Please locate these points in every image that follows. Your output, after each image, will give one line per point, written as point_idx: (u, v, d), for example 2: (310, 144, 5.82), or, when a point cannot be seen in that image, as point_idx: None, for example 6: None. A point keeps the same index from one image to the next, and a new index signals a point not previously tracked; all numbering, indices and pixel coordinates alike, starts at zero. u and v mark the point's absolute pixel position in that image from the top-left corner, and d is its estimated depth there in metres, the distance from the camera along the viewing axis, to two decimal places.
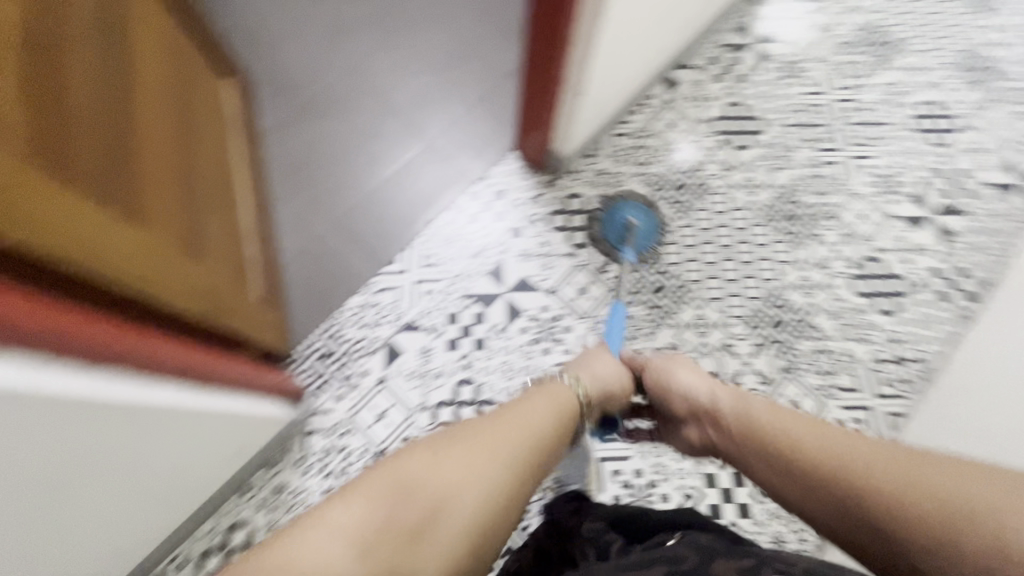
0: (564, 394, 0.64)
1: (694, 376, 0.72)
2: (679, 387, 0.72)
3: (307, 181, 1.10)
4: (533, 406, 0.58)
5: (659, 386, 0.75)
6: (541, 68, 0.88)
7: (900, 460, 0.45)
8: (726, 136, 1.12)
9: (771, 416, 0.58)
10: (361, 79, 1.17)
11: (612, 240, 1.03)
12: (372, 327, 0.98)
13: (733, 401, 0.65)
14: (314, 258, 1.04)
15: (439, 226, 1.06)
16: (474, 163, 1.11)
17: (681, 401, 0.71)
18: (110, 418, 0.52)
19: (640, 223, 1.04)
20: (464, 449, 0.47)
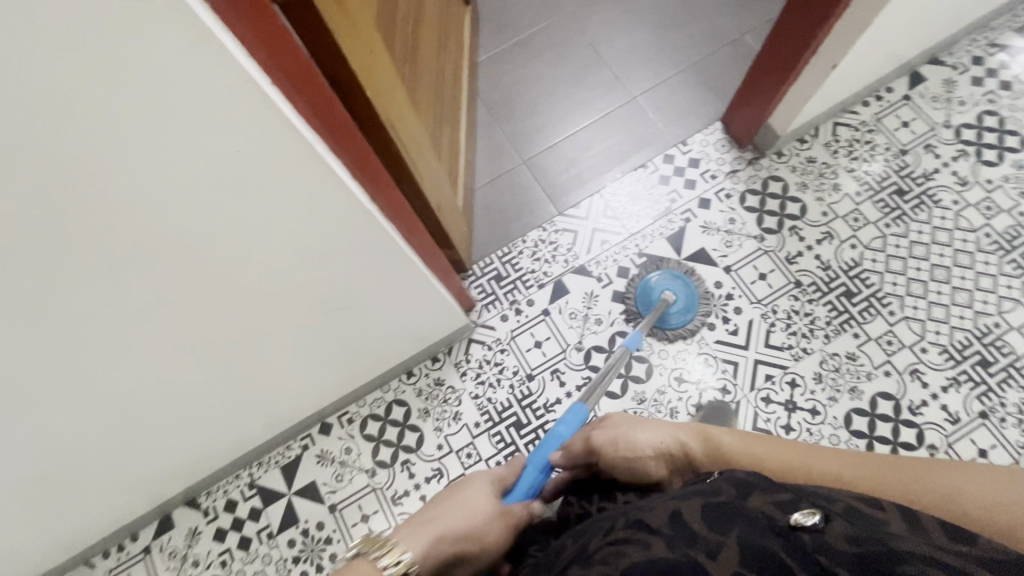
0: (376, 565, 0.49)
1: (651, 431, 0.62)
2: (637, 446, 0.61)
3: (510, 116, 1.15)
4: (471, 500, 0.63)
5: (614, 456, 0.62)
6: (791, 34, 0.86)
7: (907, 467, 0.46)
8: (972, 147, 0.99)
9: (743, 446, 0.56)
10: (579, 26, 1.19)
11: (643, 311, 0.96)
12: (545, 261, 1.03)
13: (702, 439, 0.59)
14: (504, 188, 1.10)
15: (626, 181, 1.06)
16: (674, 127, 1.10)
17: (653, 461, 0.61)
18: (351, 239, 0.59)
19: (676, 299, 0.95)
20: (474, 494, 0.64)
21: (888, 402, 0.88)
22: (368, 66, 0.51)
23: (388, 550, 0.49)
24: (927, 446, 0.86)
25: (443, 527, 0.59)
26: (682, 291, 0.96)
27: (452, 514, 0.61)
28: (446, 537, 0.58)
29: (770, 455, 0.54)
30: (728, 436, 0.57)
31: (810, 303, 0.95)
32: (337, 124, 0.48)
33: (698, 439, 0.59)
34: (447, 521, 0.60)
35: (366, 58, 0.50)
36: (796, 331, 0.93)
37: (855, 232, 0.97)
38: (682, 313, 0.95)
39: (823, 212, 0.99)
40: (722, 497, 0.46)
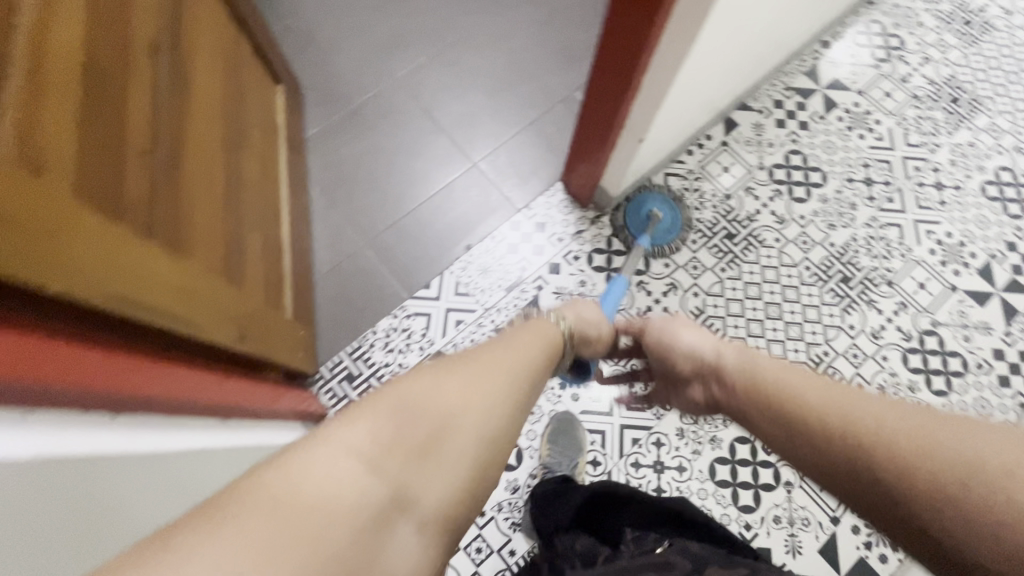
0: (553, 332, 0.58)
1: (698, 336, 0.60)
2: (680, 346, 0.61)
3: (347, 194, 1.08)
4: (505, 345, 0.50)
5: (652, 341, 0.65)
6: (604, 101, 0.87)
7: (944, 422, 0.39)
8: (784, 186, 1.07)
9: (781, 373, 0.50)
10: (411, 93, 1.15)
11: (632, 228, 1.02)
12: (399, 352, 0.96)
13: (740, 358, 0.55)
14: (347, 275, 1.02)
15: (476, 253, 1.03)
16: (517, 191, 1.08)
17: (685, 361, 0.60)
18: (163, 467, 0.51)
19: (664, 216, 1.02)
20: (473, 374, 0.42)
21: (743, 446, 0.91)
22: (94, 273, 0.43)
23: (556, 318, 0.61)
24: (783, 483, 0.90)
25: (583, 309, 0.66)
26: (669, 212, 1.03)
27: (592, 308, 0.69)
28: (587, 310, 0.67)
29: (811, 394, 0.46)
30: (769, 361, 0.52)
31: None
32: (30, 373, 0.38)
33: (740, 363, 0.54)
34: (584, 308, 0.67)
35: (87, 264, 0.43)
36: None
37: (696, 280, 1.01)
38: (666, 232, 1.02)
39: (665, 263, 1.02)
40: None
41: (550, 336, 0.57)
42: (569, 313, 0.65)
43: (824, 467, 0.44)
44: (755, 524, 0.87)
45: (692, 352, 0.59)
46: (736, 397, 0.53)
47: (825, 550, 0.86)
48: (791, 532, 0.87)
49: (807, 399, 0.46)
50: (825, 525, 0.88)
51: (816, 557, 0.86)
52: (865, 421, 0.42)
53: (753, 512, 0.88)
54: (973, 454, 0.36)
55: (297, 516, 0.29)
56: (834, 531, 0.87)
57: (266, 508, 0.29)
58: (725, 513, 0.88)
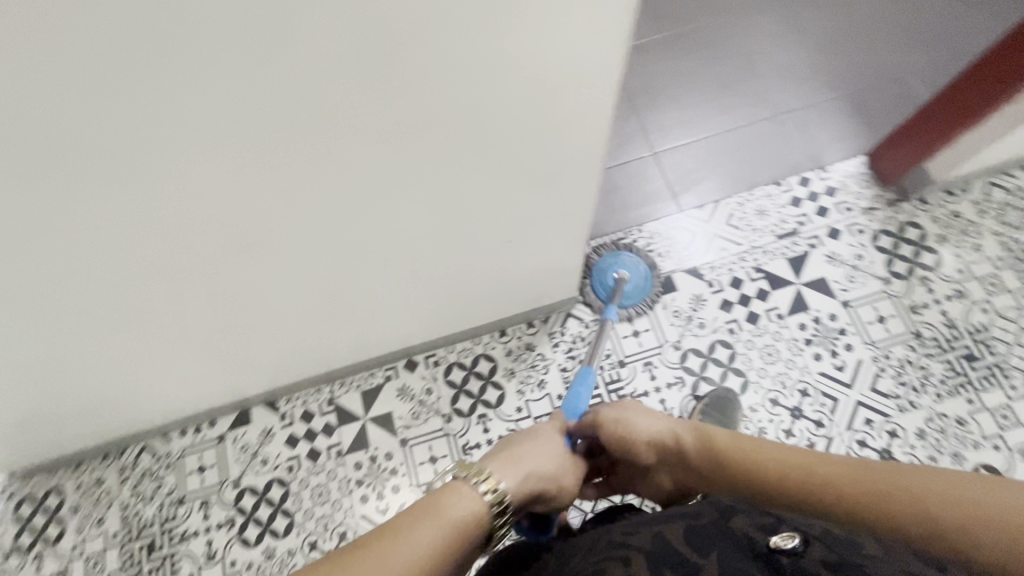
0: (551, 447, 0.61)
1: (653, 422, 0.63)
2: (640, 434, 0.63)
3: (648, 105, 1.14)
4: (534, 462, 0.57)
5: (611, 434, 0.64)
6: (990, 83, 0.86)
7: (913, 486, 0.42)
8: None
9: (733, 440, 0.56)
10: (738, 32, 1.17)
11: (601, 291, 0.99)
12: (657, 255, 1.02)
13: (693, 432, 0.60)
14: (628, 175, 1.10)
15: (755, 195, 1.05)
16: (816, 151, 1.07)
17: (644, 449, 0.63)
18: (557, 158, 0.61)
19: (631, 278, 0.98)
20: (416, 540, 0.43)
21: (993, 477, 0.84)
22: None
23: (486, 476, 0.51)
24: None
25: (530, 468, 0.56)
26: (636, 270, 0.98)
27: (535, 450, 0.59)
28: (531, 478, 0.56)
29: (765, 450, 0.53)
30: (721, 433, 0.57)
31: (926, 357, 0.91)
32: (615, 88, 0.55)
33: (690, 433, 0.60)
34: (533, 461, 0.57)
35: None
36: (906, 381, 0.90)
37: (988, 296, 0.93)
38: (637, 291, 0.98)
39: (960, 269, 0.95)
40: (706, 519, 0.48)
41: (479, 498, 0.49)
42: (507, 469, 0.54)
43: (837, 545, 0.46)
44: None
45: (651, 436, 0.62)
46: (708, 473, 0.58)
47: None
48: None
49: (762, 460, 0.52)
50: None
51: None
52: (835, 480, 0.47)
53: None
54: (925, 490, 0.41)
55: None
56: None
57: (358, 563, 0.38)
58: None
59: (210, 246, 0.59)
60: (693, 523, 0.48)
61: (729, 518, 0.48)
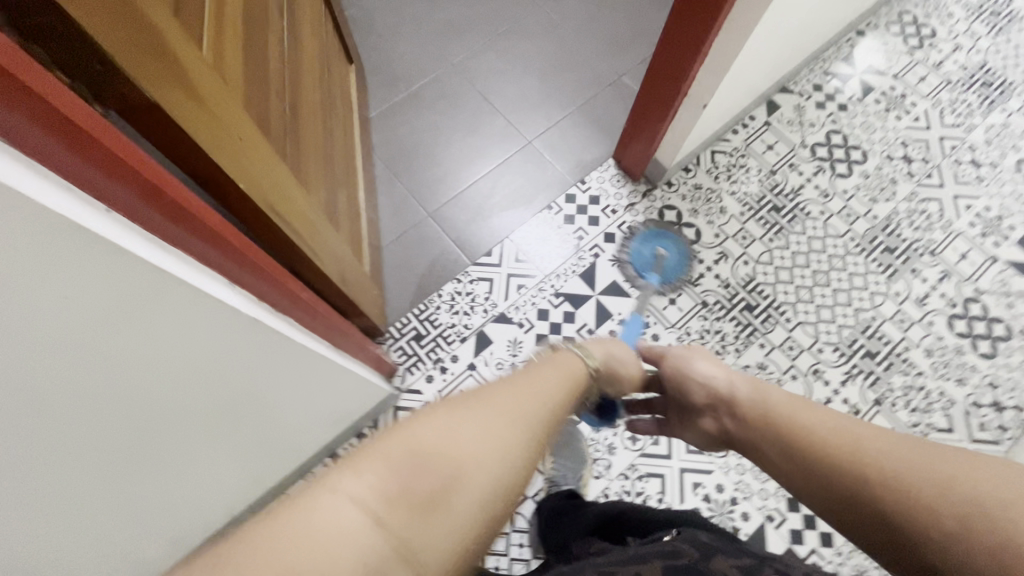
0: (571, 362, 0.59)
1: (713, 369, 0.65)
2: (696, 376, 0.66)
3: (408, 169, 1.13)
4: (547, 375, 0.51)
5: (671, 372, 0.69)
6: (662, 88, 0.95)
7: (909, 446, 0.44)
8: (826, 163, 1.13)
9: (783, 402, 0.55)
10: (468, 77, 1.21)
11: (636, 266, 1.04)
12: (464, 313, 1.01)
13: (750, 390, 0.60)
14: (411, 244, 1.07)
15: (534, 225, 1.08)
16: (572, 167, 1.13)
17: (699, 391, 0.65)
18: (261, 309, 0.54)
19: (668, 256, 1.05)
20: (483, 421, 0.36)
21: None
22: (233, 151, 0.47)
23: (583, 349, 0.65)
24: None
25: (615, 351, 0.70)
26: (674, 250, 1.05)
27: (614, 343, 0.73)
28: (615, 359, 0.69)
29: (797, 413, 0.53)
30: (777, 395, 0.57)
31: (717, 321, 1.00)
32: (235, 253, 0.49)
33: (748, 387, 0.60)
34: (618, 351, 0.71)
35: (230, 142, 0.46)
36: (710, 349, 0.98)
37: (745, 249, 1.05)
38: (677, 266, 1.04)
39: (716, 233, 1.06)
40: (686, 559, 0.51)
41: (576, 357, 0.61)
42: (596, 348, 0.68)
43: (828, 494, 0.47)
44: None
45: (709, 382, 0.64)
46: (744, 419, 0.58)
47: None
48: None
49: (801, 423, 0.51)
50: None
51: None
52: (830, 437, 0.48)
53: None
54: (936, 468, 0.41)
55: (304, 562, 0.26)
56: None
57: (391, 468, 0.30)
58: None
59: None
60: (672, 561, 0.51)
61: (709, 559, 0.52)
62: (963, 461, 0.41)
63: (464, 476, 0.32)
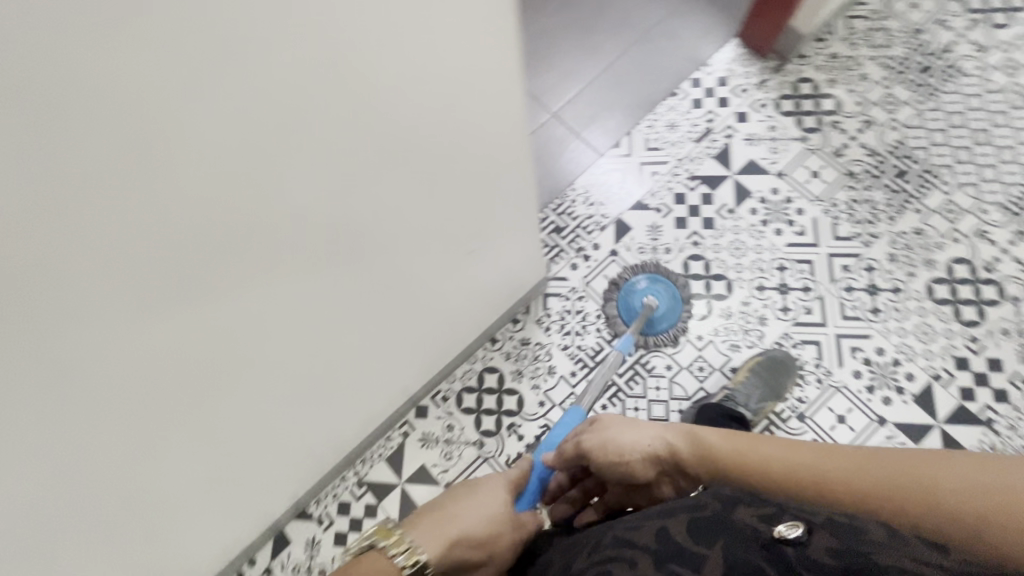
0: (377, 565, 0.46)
1: (638, 432, 0.58)
2: (622, 448, 0.58)
3: (528, 72, 1.14)
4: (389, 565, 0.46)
5: (603, 460, 0.59)
6: None
7: (918, 473, 0.43)
8: (981, 16, 1.03)
9: (732, 446, 0.52)
10: None
11: (624, 317, 0.96)
12: (600, 204, 1.03)
13: (687, 440, 0.56)
14: (540, 144, 1.09)
15: (660, 113, 1.07)
16: (694, 52, 1.10)
17: (638, 463, 0.58)
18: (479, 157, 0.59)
19: (658, 305, 0.94)
20: None
21: (964, 266, 0.92)
22: None
23: (398, 539, 0.49)
24: (1010, 298, 0.90)
25: (462, 529, 0.53)
26: (666, 299, 0.95)
27: (476, 508, 0.56)
28: (465, 541, 0.53)
29: (746, 454, 0.52)
30: (715, 436, 0.54)
31: (866, 189, 0.97)
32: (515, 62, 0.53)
33: (685, 440, 0.56)
34: (467, 520, 0.55)
35: None
36: (860, 219, 0.96)
37: (893, 115, 1.00)
38: (664, 320, 0.94)
39: (857, 102, 1.01)
40: (709, 511, 0.45)
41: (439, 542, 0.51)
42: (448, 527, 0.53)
43: None
44: (981, 336, 0.88)
45: (643, 451, 0.57)
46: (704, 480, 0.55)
47: None
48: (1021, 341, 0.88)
49: (766, 466, 0.50)
50: None
51: None
52: (830, 480, 0.46)
53: (980, 326, 0.89)
54: (936, 482, 0.41)
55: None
56: None
57: None
58: (949, 327, 0.89)
59: (173, 410, 0.53)
60: (695, 515, 0.45)
61: (732, 508, 0.44)
62: (969, 472, 0.41)
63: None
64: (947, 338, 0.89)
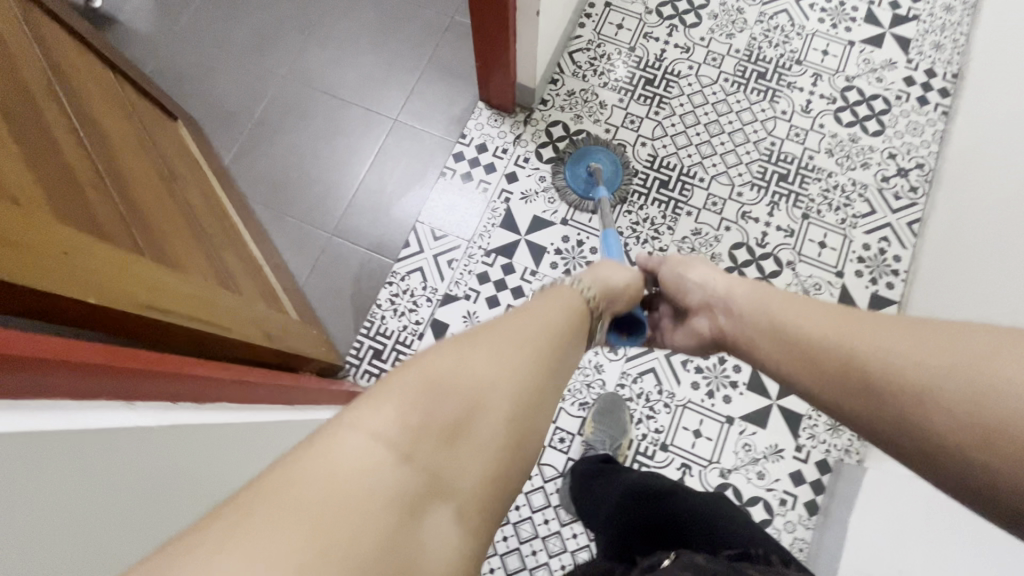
0: (573, 297, 0.49)
1: (708, 270, 0.59)
2: (693, 283, 0.60)
3: (289, 199, 1.05)
4: (545, 312, 0.43)
5: (681, 281, 0.61)
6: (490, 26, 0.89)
7: (911, 342, 0.39)
8: (675, 20, 1.13)
9: (790, 302, 0.49)
10: (305, 80, 1.11)
11: (579, 188, 1.02)
12: (410, 311, 0.98)
13: (750, 292, 0.54)
14: (329, 270, 1.01)
15: (437, 197, 1.05)
16: (447, 126, 1.09)
17: (693, 297, 0.60)
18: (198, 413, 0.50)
19: (603, 167, 1.02)
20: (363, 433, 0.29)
21: (742, 250, 0.99)
22: (65, 263, 0.39)
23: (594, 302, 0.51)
24: (787, 265, 0.98)
25: (609, 278, 0.56)
26: (607, 162, 1.03)
27: (607, 270, 0.58)
28: (615, 285, 0.57)
29: (788, 307, 0.49)
30: (773, 293, 0.51)
31: (642, 208, 1.02)
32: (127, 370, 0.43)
33: (748, 289, 0.54)
34: (611, 275, 0.57)
35: (56, 255, 0.39)
36: (646, 238, 1.00)
37: (638, 132, 1.06)
38: (614, 174, 1.02)
39: (605, 130, 1.06)
40: None
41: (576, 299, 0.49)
42: (592, 278, 0.54)
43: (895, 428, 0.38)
44: None
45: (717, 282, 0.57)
46: (740, 325, 0.53)
47: (842, 301, 0.96)
48: None
49: (807, 322, 0.46)
50: (834, 281, 0.97)
51: None
52: (835, 342, 0.43)
53: None
54: (919, 357, 0.38)
55: (343, 501, 0.26)
56: (842, 283, 0.97)
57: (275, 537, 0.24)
58: None
59: None
60: None
61: None
62: (941, 360, 0.37)
63: (487, 399, 0.33)
64: None
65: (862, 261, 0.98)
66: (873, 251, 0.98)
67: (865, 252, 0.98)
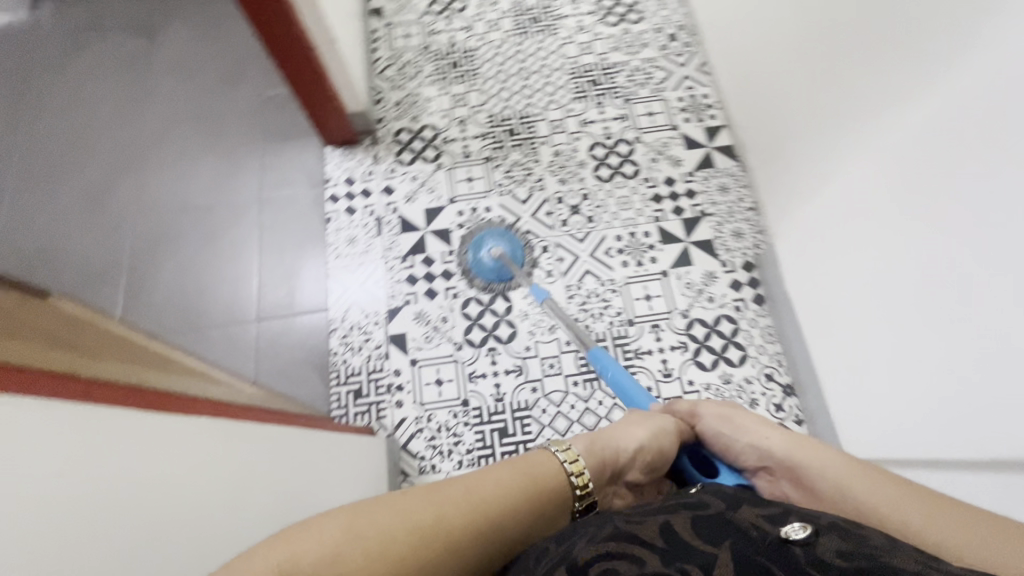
0: (543, 461, 0.57)
1: (802, 446, 0.59)
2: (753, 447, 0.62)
3: (200, 312, 1.04)
4: (498, 476, 0.53)
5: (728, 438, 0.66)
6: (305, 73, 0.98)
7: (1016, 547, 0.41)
8: (448, 11, 1.28)
9: (886, 490, 0.50)
10: (157, 207, 1.12)
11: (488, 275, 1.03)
12: (365, 342, 1.01)
13: (841, 473, 0.54)
14: (273, 351, 1.02)
15: (334, 240, 1.10)
16: (310, 180, 1.15)
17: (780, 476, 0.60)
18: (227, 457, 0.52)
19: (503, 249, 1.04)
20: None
21: (598, 147, 1.15)
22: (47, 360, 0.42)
23: (570, 453, 0.59)
24: (635, 140, 1.15)
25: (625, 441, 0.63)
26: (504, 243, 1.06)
27: (630, 433, 0.64)
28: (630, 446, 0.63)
29: (877, 487, 0.51)
30: (875, 477, 0.52)
31: (505, 158, 1.14)
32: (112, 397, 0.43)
33: (842, 472, 0.54)
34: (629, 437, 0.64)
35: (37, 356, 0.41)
36: (522, 178, 1.13)
37: (468, 105, 1.19)
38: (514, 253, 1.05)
39: (442, 116, 1.18)
40: (713, 510, 0.47)
41: (559, 463, 0.58)
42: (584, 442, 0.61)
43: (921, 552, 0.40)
44: (647, 175, 1.12)
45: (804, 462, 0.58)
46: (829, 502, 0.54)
47: (688, 145, 1.15)
48: (664, 156, 1.14)
49: (899, 512, 0.48)
50: (673, 134, 1.16)
51: (687, 152, 1.14)
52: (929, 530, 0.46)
53: (640, 170, 1.13)
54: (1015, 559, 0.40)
55: None
56: (680, 132, 1.16)
57: None
58: (629, 187, 1.11)
59: None
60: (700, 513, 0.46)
61: (736, 510, 0.46)
62: None
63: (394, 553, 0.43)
64: (636, 193, 1.11)
65: (683, 111, 1.18)
66: (686, 100, 1.19)
67: (681, 104, 1.18)
